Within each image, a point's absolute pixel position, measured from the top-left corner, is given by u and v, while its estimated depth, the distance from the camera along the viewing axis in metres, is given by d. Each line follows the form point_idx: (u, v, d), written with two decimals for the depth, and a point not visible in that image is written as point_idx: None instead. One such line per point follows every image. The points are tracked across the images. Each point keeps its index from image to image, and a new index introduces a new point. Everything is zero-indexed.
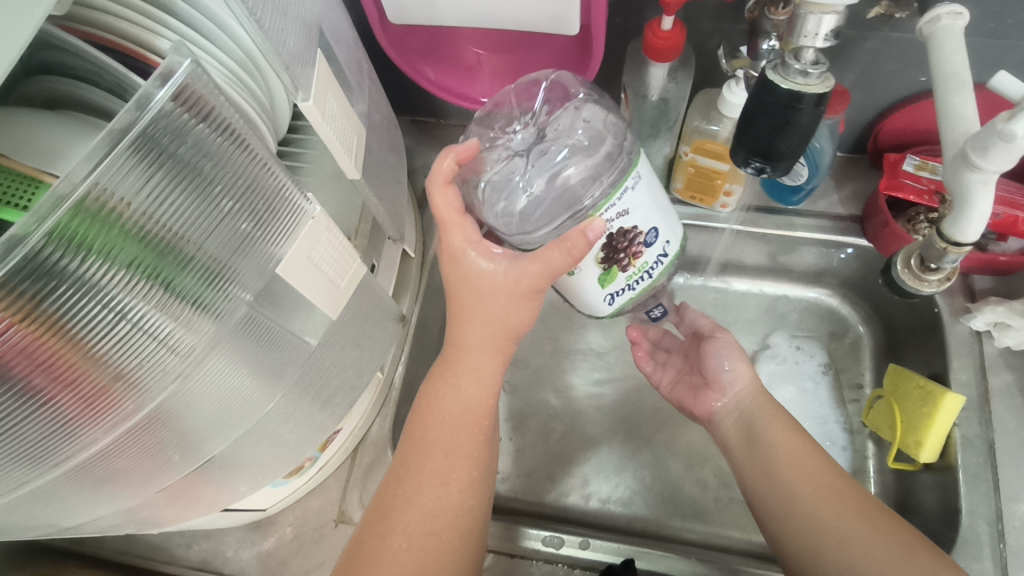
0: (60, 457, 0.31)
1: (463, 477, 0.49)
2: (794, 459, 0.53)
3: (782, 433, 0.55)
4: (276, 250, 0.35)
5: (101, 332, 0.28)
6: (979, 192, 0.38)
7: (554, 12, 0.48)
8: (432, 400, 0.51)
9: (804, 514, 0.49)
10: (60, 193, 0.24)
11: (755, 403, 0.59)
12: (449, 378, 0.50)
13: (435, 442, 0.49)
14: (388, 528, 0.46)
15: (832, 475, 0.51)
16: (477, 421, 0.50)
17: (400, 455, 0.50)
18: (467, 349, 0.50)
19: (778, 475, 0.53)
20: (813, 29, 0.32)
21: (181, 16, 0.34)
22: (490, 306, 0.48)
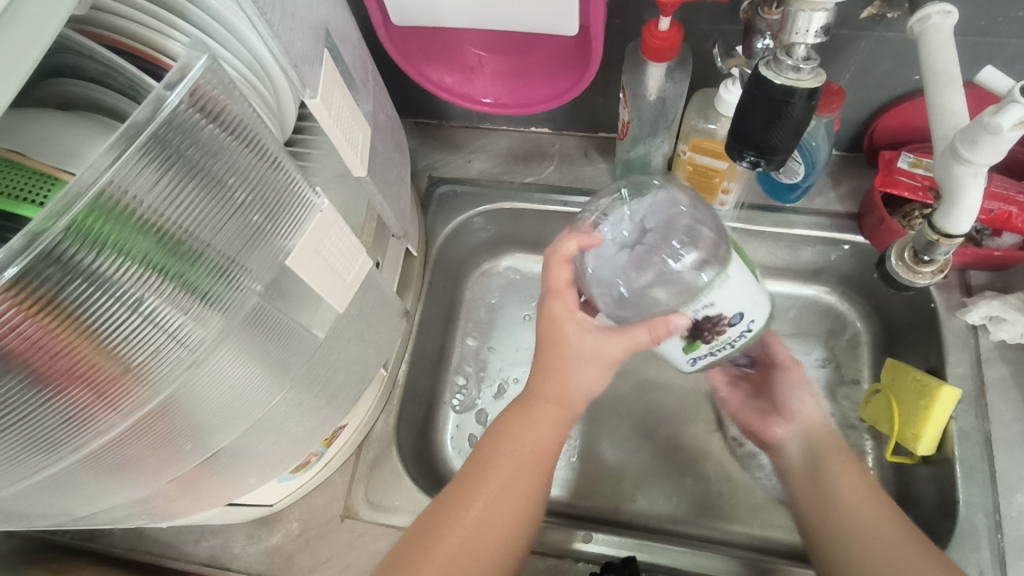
0: (76, 443, 0.32)
1: (508, 514, 0.50)
2: (847, 479, 0.56)
3: (842, 461, 0.58)
4: (283, 245, 0.36)
5: (113, 325, 0.29)
6: (969, 185, 0.39)
7: (554, 13, 0.49)
8: (502, 435, 0.53)
9: (845, 524, 0.53)
10: (76, 191, 0.25)
11: (820, 432, 0.61)
12: (527, 420, 0.53)
13: (496, 476, 0.51)
14: (419, 556, 0.47)
15: (877, 494, 0.54)
16: (541, 467, 0.52)
17: (460, 473, 0.52)
18: (548, 398, 0.54)
19: (830, 494, 0.55)
20: (804, 26, 0.33)
21: (192, 21, 0.35)
22: (578, 372, 0.52)
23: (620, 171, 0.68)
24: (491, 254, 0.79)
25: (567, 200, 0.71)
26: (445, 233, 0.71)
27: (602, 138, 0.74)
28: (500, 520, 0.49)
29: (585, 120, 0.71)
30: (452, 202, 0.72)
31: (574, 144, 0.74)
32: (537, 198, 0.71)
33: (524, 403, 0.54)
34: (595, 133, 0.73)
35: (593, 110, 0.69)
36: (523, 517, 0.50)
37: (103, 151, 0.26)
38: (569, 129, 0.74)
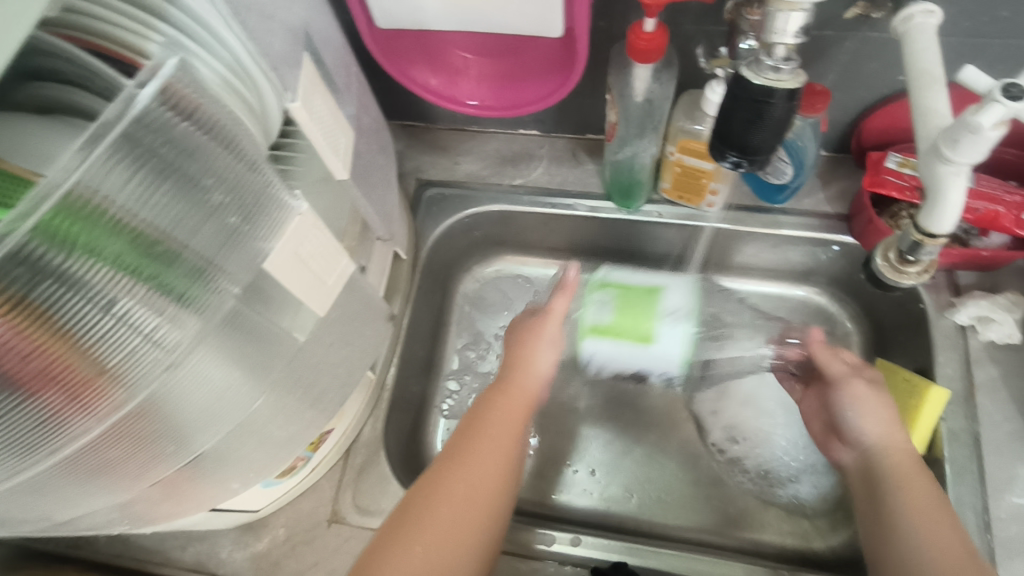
0: (52, 448, 0.31)
1: (487, 488, 0.50)
2: (915, 488, 0.49)
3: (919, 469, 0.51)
4: (261, 247, 0.36)
5: (86, 326, 0.29)
6: (952, 184, 0.39)
7: (538, 15, 0.49)
8: (481, 419, 0.54)
9: (912, 547, 0.46)
10: (43, 191, 0.25)
11: (891, 434, 0.54)
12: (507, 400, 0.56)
13: (479, 452, 0.51)
14: (399, 532, 0.46)
15: (951, 514, 0.47)
16: (507, 449, 0.53)
17: (449, 446, 0.52)
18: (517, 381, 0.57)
19: (897, 505, 0.49)
20: (781, 26, 0.33)
21: (172, 22, 0.34)
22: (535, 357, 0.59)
23: (608, 173, 0.68)
24: (480, 257, 0.79)
25: (556, 202, 0.71)
26: (434, 236, 0.71)
27: (590, 140, 0.73)
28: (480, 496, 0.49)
29: (574, 122, 0.71)
30: (441, 205, 0.72)
31: (562, 146, 0.73)
32: (525, 200, 0.71)
33: (503, 384, 0.57)
34: (583, 135, 0.73)
35: (581, 112, 0.69)
36: (499, 494, 0.50)
37: (71, 151, 0.26)
38: (558, 131, 0.74)
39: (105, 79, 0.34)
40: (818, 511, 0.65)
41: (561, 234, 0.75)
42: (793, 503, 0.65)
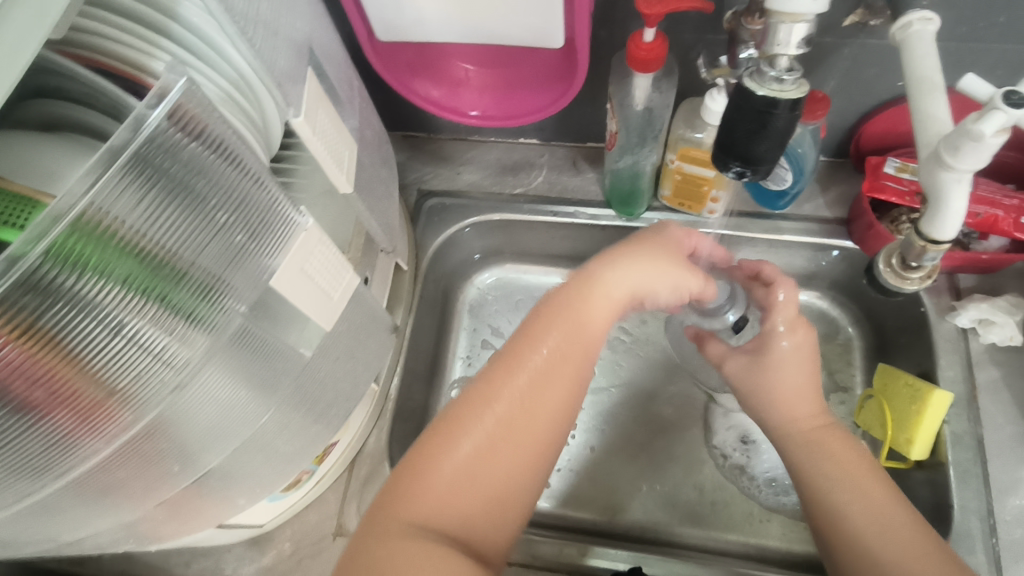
0: (61, 469, 0.31)
1: (542, 407, 0.46)
2: (848, 471, 0.50)
3: (838, 446, 0.52)
4: (268, 263, 0.36)
5: (96, 348, 0.29)
6: (954, 191, 0.39)
7: (538, 27, 0.49)
8: (524, 347, 0.47)
9: (866, 536, 0.46)
10: (56, 213, 0.25)
11: (799, 409, 0.54)
12: (581, 302, 0.48)
13: (526, 377, 0.46)
14: (434, 460, 0.44)
15: (886, 494, 0.48)
16: (543, 390, 0.46)
17: (505, 347, 0.48)
18: (609, 270, 0.49)
19: (836, 493, 0.49)
20: (784, 38, 0.34)
21: (176, 38, 0.35)
22: (631, 268, 0.49)
23: (608, 181, 0.68)
24: (481, 266, 0.79)
25: (557, 211, 0.71)
26: (435, 246, 0.71)
27: (590, 148, 0.74)
28: (533, 419, 0.45)
29: (573, 130, 0.72)
30: (442, 214, 0.72)
31: (562, 154, 0.74)
32: (526, 209, 0.71)
33: (583, 276, 0.49)
34: (583, 143, 0.73)
35: (582, 120, 0.70)
36: (556, 414, 0.46)
37: (85, 168, 0.25)
38: (557, 139, 0.74)
39: (108, 96, 0.34)
40: None
41: (562, 242, 0.75)
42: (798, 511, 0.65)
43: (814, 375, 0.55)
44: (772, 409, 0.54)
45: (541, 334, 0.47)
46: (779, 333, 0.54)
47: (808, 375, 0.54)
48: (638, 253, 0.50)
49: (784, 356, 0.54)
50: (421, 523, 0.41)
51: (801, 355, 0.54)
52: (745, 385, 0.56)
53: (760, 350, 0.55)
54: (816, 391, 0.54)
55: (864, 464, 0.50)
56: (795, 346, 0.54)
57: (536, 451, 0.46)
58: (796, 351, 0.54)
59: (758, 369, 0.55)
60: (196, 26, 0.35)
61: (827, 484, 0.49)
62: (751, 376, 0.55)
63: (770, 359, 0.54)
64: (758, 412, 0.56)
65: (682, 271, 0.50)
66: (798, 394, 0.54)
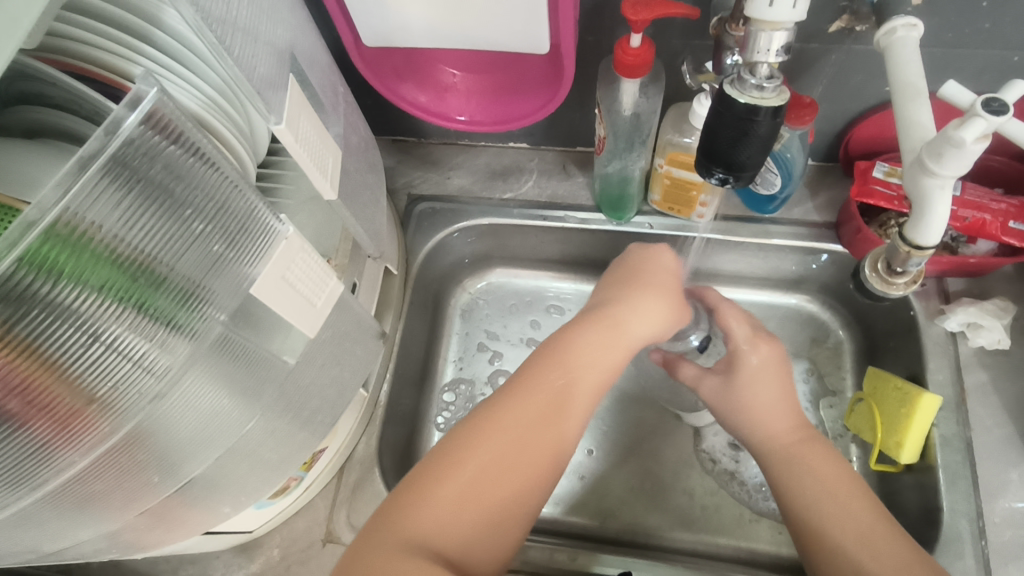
0: (38, 481, 0.31)
1: (542, 439, 0.47)
2: (827, 484, 0.49)
3: (818, 457, 0.51)
4: (251, 270, 0.36)
5: (74, 355, 0.29)
6: (937, 197, 0.39)
7: (524, 32, 0.49)
8: (534, 375, 0.49)
9: (842, 550, 0.46)
10: (30, 219, 0.25)
11: (778, 424, 0.54)
12: (602, 345, 0.51)
13: (533, 408, 0.48)
14: (437, 483, 0.44)
15: (865, 507, 0.47)
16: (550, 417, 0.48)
17: (510, 380, 0.50)
18: (627, 314, 0.53)
19: (816, 506, 0.48)
20: (765, 45, 0.34)
21: (158, 45, 0.35)
22: (642, 312, 0.53)
23: (598, 186, 0.68)
24: (471, 271, 0.79)
25: (547, 215, 0.71)
26: (425, 251, 0.71)
27: (580, 152, 0.74)
28: (534, 450, 0.47)
29: (563, 135, 0.72)
30: (431, 219, 0.72)
31: (552, 158, 0.74)
32: (516, 213, 0.71)
33: (602, 318, 0.52)
34: (572, 148, 0.74)
35: (571, 125, 0.70)
36: (557, 446, 0.47)
37: (62, 173, 0.25)
38: (547, 143, 0.74)
39: (88, 101, 0.34)
40: None
41: (552, 246, 0.75)
42: None
43: (785, 387, 0.56)
44: (749, 427, 0.55)
45: (549, 370, 0.49)
46: (744, 347, 0.57)
47: (780, 389, 0.55)
48: (644, 296, 0.54)
49: (753, 370, 0.56)
50: (426, 536, 0.42)
51: (768, 367, 0.56)
52: (722, 405, 0.56)
53: (729, 369, 0.57)
54: (792, 404, 0.55)
55: (845, 476, 0.50)
56: (760, 357, 0.56)
57: (539, 474, 0.47)
58: (763, 365, 0.56)
59: (732, 388, 0.56)
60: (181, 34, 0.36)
61: (807, 498, 0.49)
62: (726, 395, 0.56)
63: (739, 376, 0.56)
64: (734, 428, 0.57)
65: (677, 314, 0.55)
66: (774, 409, 0.54)
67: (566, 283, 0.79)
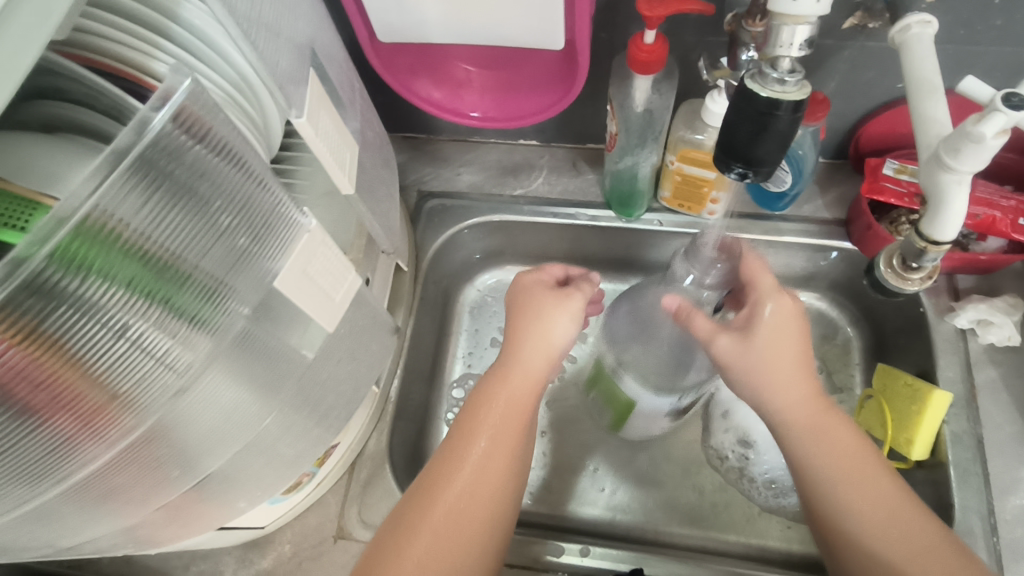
0: (63, 472, 0.31)
1: (487, 489, 0.48)
2: (848, 464, 0.47)
3: (837, 427, 0.49)
4: (272, 264, 0.36)
5: (98, 352, 0.29)
6: (954, 192, 0.39)
7: (540, 28, 0.49)
8: (479, 405, 0.51)
9: (870, 539, 0.45)
10: (60, 216, 0.25)
11: (800, 392, 0.49)
12: (506, 385, 0.51)
13: (484, 436, 0.49)
14: (409, 530, 0.45)
15: (889, 487, 0.47)
16: (507, 444, 0.49)
17: (447, 438, 0.50)
18: (519, 345, 0.52)
19: (836, 490, 0.47)
20: (788, 38, 0.35)
21: (176, 40, 0.35)
22: (532, 329, 0.52)
23: (608, 182, 0.69)
24: (481, 268, 0.79)
25: (558, 213, 0.71)
26: (435, 247, 0.71)
27: (591, 149, 0.74)
28: (483, 502, 0.47)
29: (574, 132, 0.72)
30: (441, 216, 0.72)
31: (563, 155, 0.74)
32: (527, 210, 0.71)
33: (501, 365, 0.52)
34: (583, 145, 0.74)
35: (582, 122, 0.70)
36: (499, 493, 0.49)
37: (90, 171, 0.25)
38: (557, 140, 0.74)
39: (109, 97, 0.34)
40: None
41: (561, 243, 0.75)
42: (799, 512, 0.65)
43: (802, 347, 0.50)
44: (769, 392, 0.49)
45: (480, 421, 0.50)
46: (766, 301, 0.50)
47: (798, 345, 0.50)
48: (526, 315, 0.53)
49: (770, 327, 0.49)
50: None
51: (785, 324, 0.50)
52: (739, 366, 0.49)
53: (748, 326, 0.50)
54: (809, 364, 0.50)
55: (863, 450, 0.48)
56: (779, 312, 0.50)
57: (495, 500, 0.48)
58: (784, 322, 0.50)
59: (751, 346, 0.49)
60: (197, 28, 0.36)
61: (827, 480, 0.47)
62: (743, 354, 0.49)
63: (757, 335, 0.49)
64: (746, 393, 0.50)
65: (570, 309, 0.53)
66: (793, 375, 0.49)
67: None
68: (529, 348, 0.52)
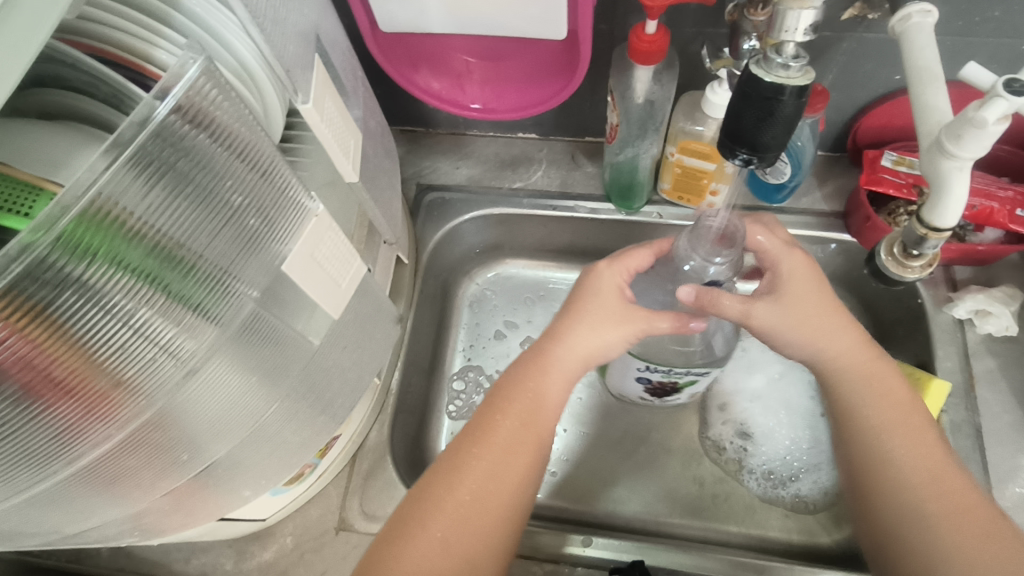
0: (70, 457, 0.31)
1: (512, 473, 0.48)
2: (898, 417, 0.47)
3: (897, 384, 0.48)
4: (280, 249, 0.36)
5: (104, 338, 0.29)
6: (955, 179, 0.40)
7: (542, 18, 0.49)
8: (507, 396, 0.51)
9: (905, 484, 0.44)
10: (65, 203, 0.24)
11: (847, 343, 0.49)
12: (540, 377, 0.51)
13: (509, 429, 0.49)
14: (429, 513, 0.45)
15: (939, 443, 0.46)
16: (530, 441, 0.49)
17: (473, 418, 0.50)
18: (563, 339, 0.52)
19: (885, 439, 0.46)
20: (793, 24, 0.35)
21: (178, 29, 0.35)
22: (582, 331, 0.52)
23: (607, 175, 0.69)
24: (481, 261, 0.79)
25: (556, 205, 0.71)
26: (435, 240, 0.71)
27: (589, 142, 0.74)
28: (507, 482, 0.47)
29: (573, 125, 0.72)
30: (441, 209, 0.72)
31: (561, 149, 0.74)
32: (526, 203, 0.71)
33: (538, 352, 0.52)
34: (582, 138, 0.74)
35: (581, 114, 0.70)
36: (524, 480, 0.48)
37: (94, 158, 0.25)
38: (556, 133, 0.74)
39: (109, 84, 0.33)
40: (820, 506, 0.65)
41: (559, 236, 0.75)
42: (796, 502, 0.66)
43: (828, 297, 0.50)
44: (799, 341, 0.50)
45: (509, 405, 0.50)
46: (778, 258, 0.51)
47: (823, 294, 0.50)
48: (584, 318, 0.52)
49: (792, 282, 0.50)
50: (419, 565, 0.43)
51: (806, 276, 0.50)
52: (777, 329, 0.50)
53: (773, 288, 0.51)
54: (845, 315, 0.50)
55: (918, 408, 0.47)
56: (796, 266, 0.51)
57: (520, 491, 0.48)
58: (803, 274, 0.50)
59: (780, 305, 0.50)
60: (200, 18, 0.36)
61: (874, 430, 0.47)
62: (778, 316, 0.50)
63: (784, 291, 0.50)
64: (789, 350, 0.51)
65: (625, 324, 0.51)
66: (834, 326, 0.49)
67: (572, 273, 0.79)
68: (568, 349, 0.52)
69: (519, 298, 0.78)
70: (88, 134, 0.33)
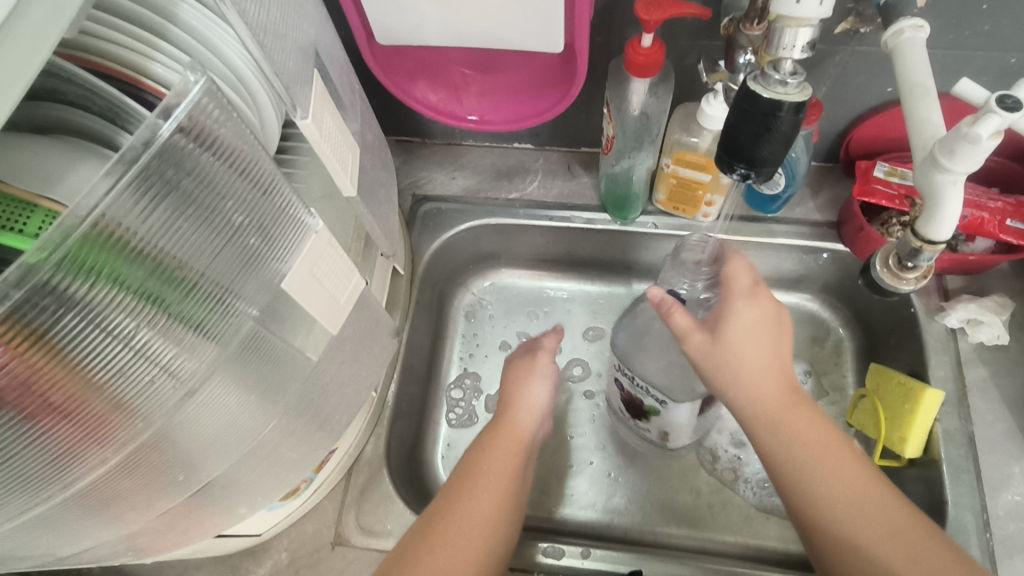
0: (65, 480, 0.31)
1: (494, 499, 0.52)
2: (819, 449, 0.49)
3: (811, 414, 0.51)
4: (280, 265, 0.36)
5: (103, 359, 0.28)
6: (949, 193, 0.40)
7: (539, 32, 0.50)
8: (482, 451, 0.56)
9: (834, 511, 0.47)
10: (67, 226, 0.24)
11: (765, 384, 0.52)
12: (505, 432, 0.59)
13: (487, 470, 0.54)
14: (425, 542, 0.48)
15: (856, 467, 0.49)
16: (506, 474, 0.54)
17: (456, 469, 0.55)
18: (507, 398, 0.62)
19: (809, 472, 0.49)
20: (790, 41, 0.35)
21: (176, 43, 0.35)
22: (516, 387, 0.63)
23: (603, 186, 0.69)
24: (476, 272, 0.79)
25: (552, 215, 0.71)
26: (431, 250, 0.71)
27: (585, 153, 0.74)
28: (490, 509, 0.51)
29: (568, 136, 0.72)
30: (437, 220, 0.72)
31: (557, 159, 0.74)
32: (521, 213, 0.71)
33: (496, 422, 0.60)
34: (577, 149, 0.74)
35: (576, 126, 0.70)
36: (506, 505, 0.53)
37: (96, 179, 0.25)
38: (551, 144, 0.74)
39: (103, 97, 0.33)
40: None
41: (553, 246, 0.75)
42: None
43: (770, 344, 0.53)
44: (734, 384, 0.52)
45: (486, 453, 0.56)
46: (734, 299, 0.54)
47: (766, 343, 0.53)
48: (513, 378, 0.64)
49: (740, 326, 0.53)
50: None
51: (756, 323, 0.53)
52: (712, 362, 0.52)
53: (719, 327, 0.53)
54: (778, 360, 0.53)
55: (833, 436, 0.50)
56: (747, 310, 0.53)
57: (503, 514, 0.52)
58: (752, 319, 0.53)
59: (722, 344, 0.52)
60: (199, 34, 0.36)
61: (800, 464, 0.49)
62: (715, 354, 0.52)
63: (726, 332, 0.52)
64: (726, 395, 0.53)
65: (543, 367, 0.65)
66: (761, 370, 0.52)
67: (566, 284, 0.79)
68: (509, 401, 0.62)
69: (514, 308, 0.78)
70: (80, 146, 0.32)
